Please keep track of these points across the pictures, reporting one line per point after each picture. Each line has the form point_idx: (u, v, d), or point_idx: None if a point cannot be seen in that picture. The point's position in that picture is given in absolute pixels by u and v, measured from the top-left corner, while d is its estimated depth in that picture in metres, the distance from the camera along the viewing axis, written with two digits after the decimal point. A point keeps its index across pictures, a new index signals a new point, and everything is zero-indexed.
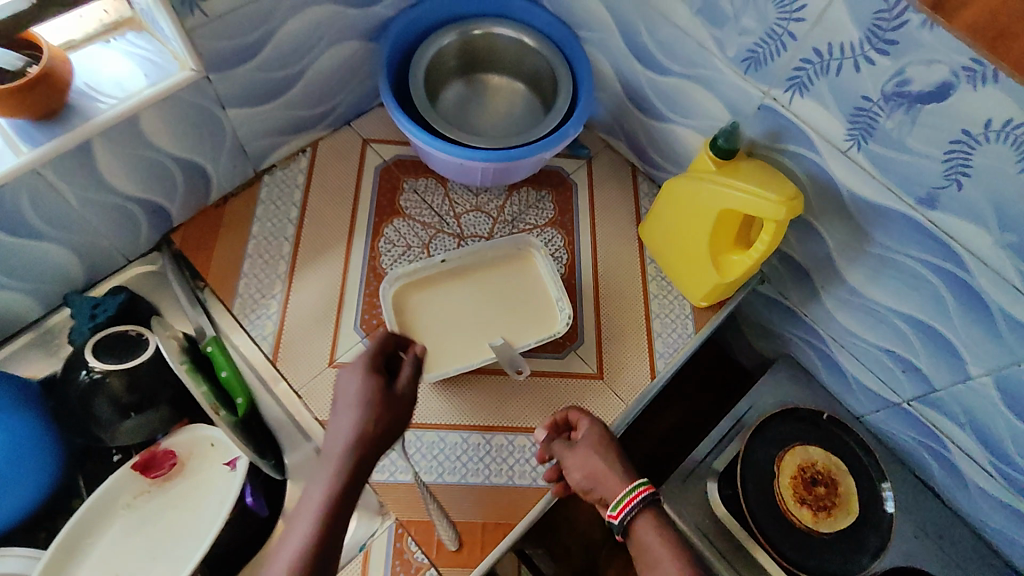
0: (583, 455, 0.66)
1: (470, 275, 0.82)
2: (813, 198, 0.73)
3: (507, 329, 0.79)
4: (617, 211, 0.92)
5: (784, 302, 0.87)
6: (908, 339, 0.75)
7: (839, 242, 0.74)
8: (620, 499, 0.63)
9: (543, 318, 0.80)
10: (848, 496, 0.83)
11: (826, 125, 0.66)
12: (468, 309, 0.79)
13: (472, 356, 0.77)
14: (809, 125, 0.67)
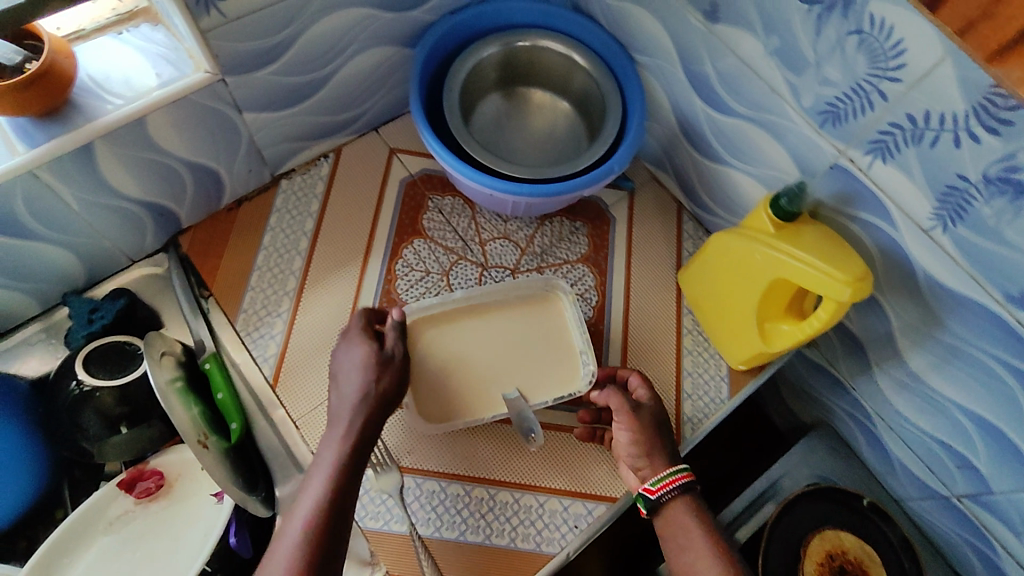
0: (640, 421, 0.65)
1: (492, 313, 0.75)
2: (879, 272, 0.64)
3: (523, 379, 0.72)
4: (657, 252, 0.84)
5: (829, 370, 0.80)
6: (969, 436, 0.67)
7: (903, 323, 0.66)
8: (660, 476, 0.63)
9: (565, 372, 0.73)
10: None
11: (908, 199, 0.58)
12: (485, 354, 0.73)
13: (481, 410, 0.71)
14: (888, 196, 0.59)
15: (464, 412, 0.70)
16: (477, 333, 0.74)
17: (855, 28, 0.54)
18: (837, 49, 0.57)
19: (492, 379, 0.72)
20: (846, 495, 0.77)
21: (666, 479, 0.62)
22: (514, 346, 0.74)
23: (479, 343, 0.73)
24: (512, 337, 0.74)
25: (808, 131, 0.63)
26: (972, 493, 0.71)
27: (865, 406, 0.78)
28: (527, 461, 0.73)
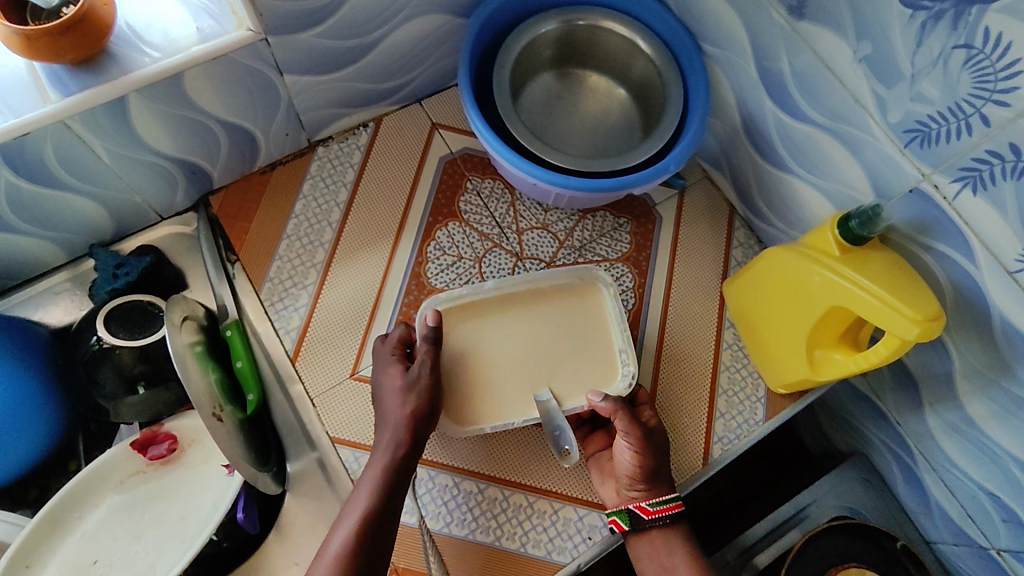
0: (652, 444, 0.64)
1: (527, 304, 0.72)
2: (948, 309, 0.59)
3: (557, 380, 0.69)
4: (702, 256, 0.79)
5: (874, 400, 0.75)
6: (1022, 491, 0.62)
7: (967, 365, 0.61)
8: (659, 499, 0.63)
9: (600, 373, 0.70)
10: None
11: (996, 235, 0.52)
12: (518, 350, 0.70)
13: (511, 412, 0.67)
14: (973, 229, 0.54)
15: (491, 412, 0.67)
16: (508, 329, 0.70)
17: (965, 42, 0.49)
18: (939, 63, 0.51)
19: (524, 378, 0.68)
20: (876, 534, 0.73)
21: (664, 505, 0.63)
22: (547, 345, 0.70)
23: (512, 339, 0.70)
24: (547, 336, 0.71)
25: (889, 149, 0.58)
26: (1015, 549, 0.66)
27: (908, 444, 0.73)
28: (543, 465, 0.70)
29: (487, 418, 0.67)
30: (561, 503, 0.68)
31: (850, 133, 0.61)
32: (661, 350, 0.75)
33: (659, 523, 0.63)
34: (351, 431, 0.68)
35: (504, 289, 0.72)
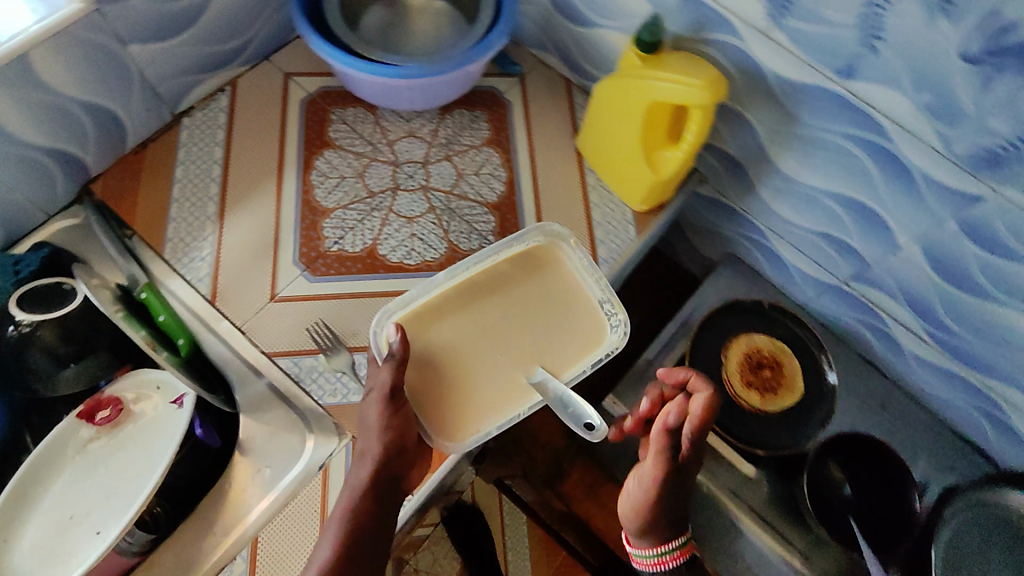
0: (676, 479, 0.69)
1: (492, 295, 0.72)
2: (740, 86, 0.72)
3: (543, 356, 0.70)
4: (554, 124, 0.91)
5: (723, 200, 0.88)
6: (840, 219, 0.76)
7: (768, 129, 0.74)
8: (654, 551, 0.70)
9: (592, 329, 0.71)
10: (792, 376, 0.85)
11: (743, 7, 0.65)
12: (494, 348, 0.69)
13: (512, 403, 0.67)
14: (729, 10, 0.67)
15: (491, 410, 0.67)
16: (466, 328, 0.70)
17: None
18: None
19: (514, 371, 0.68)
20: (749, 302, 0.89)
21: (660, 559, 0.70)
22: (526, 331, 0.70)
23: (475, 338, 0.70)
24: (522, 320, 0.71)
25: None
26: (852, 275, 0.81)
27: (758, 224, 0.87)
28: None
29: (490, 418, 0.66)
30: None
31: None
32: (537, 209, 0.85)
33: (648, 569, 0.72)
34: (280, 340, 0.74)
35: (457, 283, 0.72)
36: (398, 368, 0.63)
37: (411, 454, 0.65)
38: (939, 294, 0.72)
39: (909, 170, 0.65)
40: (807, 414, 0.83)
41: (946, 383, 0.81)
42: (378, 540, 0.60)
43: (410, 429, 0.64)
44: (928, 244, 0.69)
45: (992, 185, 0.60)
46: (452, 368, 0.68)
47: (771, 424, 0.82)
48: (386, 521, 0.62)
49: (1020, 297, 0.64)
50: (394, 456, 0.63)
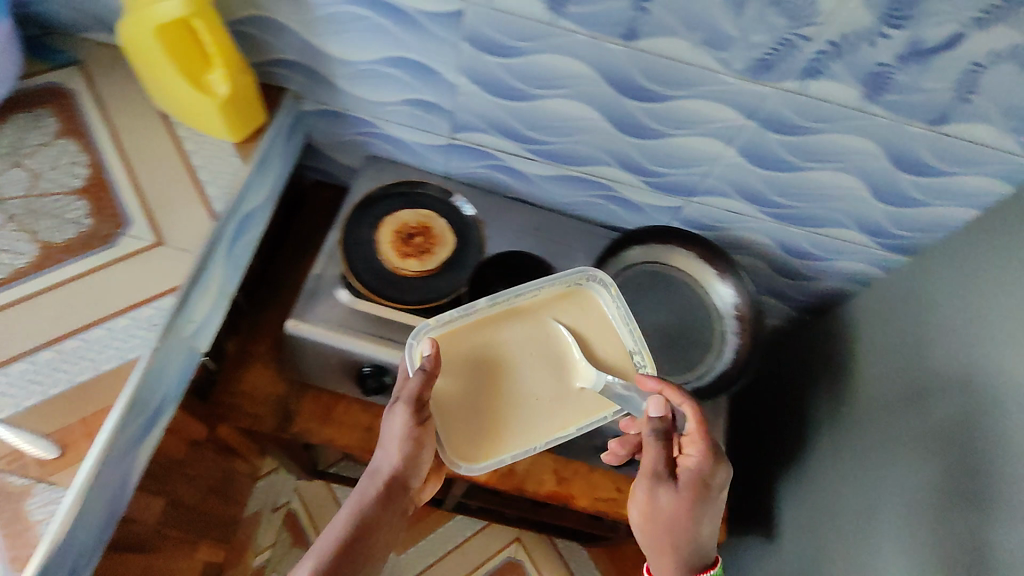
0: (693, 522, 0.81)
1: (540, 316, 0.84)
2: (563, 74, 0.80)
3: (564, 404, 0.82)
4: (429, 144, 1.00)
5: (597, 163, 0.96)
6: (687, 143, 0.87)
7: (600, 100, 0.82)
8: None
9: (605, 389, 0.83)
10: (686, 315, 0.98)
11: (528, 9, 0.72)
12: (547, 400, 0.81)
13: (558, 429, 0.81)
14: (516, 14, 0.73)
15: (512, 444, 0.80)
16: (537, 378, 0.82)
17: None
18: None
19: (560, 428, 0.81)
20: (633, 233, 0.97)
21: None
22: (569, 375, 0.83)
23: (539, 371, 0.82)
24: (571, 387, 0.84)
25: (444, 8, 0.74)
26: (700, 193, 0.97)
27: (629, 168, 0.95)
28: (386, 332, 0.91)
29: (508, 449, 0.80)
30: None
31: (422, 16, 0.76)
32: (430, 226, 0.95)
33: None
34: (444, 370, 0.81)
35: (494, 308, 0.83)
36: (657, 440, 0.75)
37: (420, 468, 0.79)
38: (762, 181, 0.90)
39: (723, 94, 0.77)
40: (710, 335, 0.97)
41: (782, 245, 1.04)
42: (377, 537, 0.75)
43: (423, 445, 0.78)
44: (742, 145, 0.84)
45: (775, 82, 0.73)
46: (518, 410, 0.80)
47: (679, 355, 0.95)
48: (389, 524, 0.76)
49: (826, 158, 0.83)
50: (408, 468, 0.78)
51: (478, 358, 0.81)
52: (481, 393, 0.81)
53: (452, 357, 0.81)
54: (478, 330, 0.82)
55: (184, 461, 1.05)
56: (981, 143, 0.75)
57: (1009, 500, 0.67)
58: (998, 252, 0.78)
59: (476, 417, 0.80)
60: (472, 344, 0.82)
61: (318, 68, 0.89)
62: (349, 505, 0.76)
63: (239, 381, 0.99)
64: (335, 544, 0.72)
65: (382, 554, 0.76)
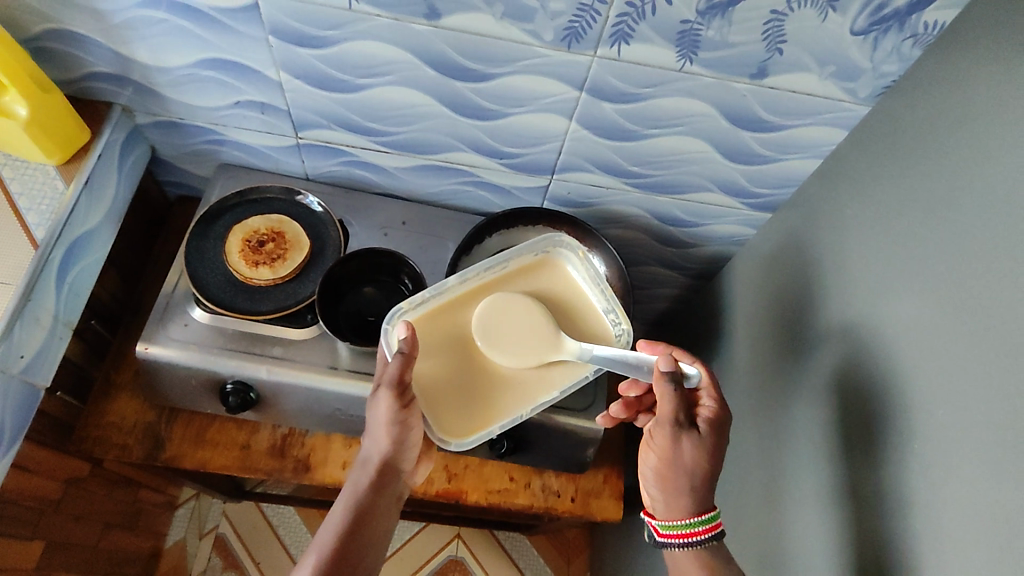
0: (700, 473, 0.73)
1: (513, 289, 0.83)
2: (381, 60, 0.77)
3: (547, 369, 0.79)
4: (280, 147, 0.96)
5: (450, 154, 0.93)
6: (529, 123, 0.85)
7: (428, 84, 0.80)
8: (685, 522, 0.72)
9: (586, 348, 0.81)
10: None
11: None
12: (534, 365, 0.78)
13: (542, 395, 0.78)
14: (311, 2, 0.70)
15: (497, 415, 0.77)
16: (522, 345, 0.78)
17: None
18: None
19: (545, 392, 0.78)
20: (492, 219, 0.96)
21: (689, 530, 0.71)
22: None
23: (522, 338, 0.78)
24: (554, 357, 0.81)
25: (237, 2, 0.71)
26: (560, 170, 0.94)
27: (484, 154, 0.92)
28: (244, 346, 0.88)
29: (495, 420, 0.76)
30: (278, 365, 0.87)
31: (217, 12, 0.73)
32: (282, 231, 0.91)
33: (673, 544, 0.72)
34: (425, 347, 0.78)
35: (468, 285, 0.82)
36: (675, 388, 0.70)
37: (412, 451, 0.77)
38: (615, 154, 0.88)
39: (545, 66, 0.75)
40: None
41: (657, 217, 1.02)
42: (377, 524, 0.73)
43: (412, 428, 0.75)
44: (581, 119, 0.82)
45: (590, 51, 0.72)
46: (502, 382, 0.78)
47: None
48: (385, 508, 0.75)
49: (662, 124, 0.81)
50: (398, 451, 0.75)
51: (453, 334, 0.79)
52: (464, 366, 0.78)
53: (428, 335, 0.79)
54: (451, 308, 0.81)
55: (61, 501, 1.00)
56: (804, 92, 0.74)
57: (867, 448, 0.66)
58: (843, 202, 0.78)
59: (465, 391, 0.78)
60: (446, 322, 0.80)
61: (137, 77, 0.85)
62: (342, 499, 0.73)
63: (102, 412, 0.95)
64: (333, 540, 0.69)
65: (385, 539, 0.74)
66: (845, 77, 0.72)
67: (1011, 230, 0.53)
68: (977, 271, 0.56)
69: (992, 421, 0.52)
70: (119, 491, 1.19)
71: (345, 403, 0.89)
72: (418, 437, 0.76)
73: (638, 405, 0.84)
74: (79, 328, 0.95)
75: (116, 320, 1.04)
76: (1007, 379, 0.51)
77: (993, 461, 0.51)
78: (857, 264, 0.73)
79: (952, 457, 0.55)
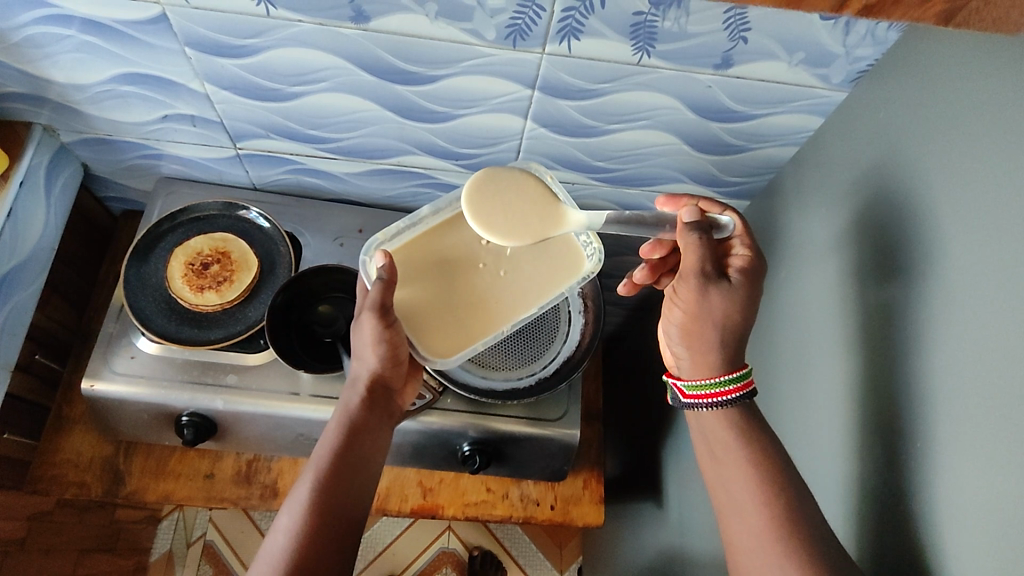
0: (740, 331, 0.67)
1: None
2: (313, 67, 0.70)
3: (535, 279, 0.75)
4: (220, 160, 0.90)
5: (401, 159, 0.87)
6: (483, 124, 0.78)
7: (369, 90, 0.73)
8: (712, 381, 0.67)
9: (570, 259, 0.76)
10: None
11: (233, 5, 0.62)
12: (518, 284, 0.74)
13: (522, 311, 0.74)
14: (222, 10, 0.63)
15: (480, 332, 0.73)
16: (524, 218, 0.66)
17: None
18: None
19: (525, 308, 0.74)
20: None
21: (720, 389, 0.66)
22: (531, 252, 0.76)
23: (527, 212, 0.66)
24: (538, 269, 0.75)
25: (143, 15, 0.64)
26: None
27: (439, 159, 0.86)
28: (196, 376, 0.83)
29: (477, 337, 0.73)
30: (233, 394, 0.83)
31: (124, 26, 0.66)
32: (227, 251, 0.86)
33: (700, 407, 0.67)
34: (406, 279, 0.74)
35: (443, 216, 0.76)
36: (703, 236, 0.63)
37: (402, 370, 0.72)
38: (579, 150, 0.82)
39: (490, 66, 0.68)
40: (557, 322, 0.89)
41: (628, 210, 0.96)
42: (374, 442, 0.68)
43: (400, 346, 0.69)
44: (539, 117, 0.76)
45: (538, 48, 0.65)
46: (484, 300, 0.74)
47: (524, 341, 0.87)
48: (379, 426, 0.69)
49: (624, 118, 0.75)
50: (388, 369, 0.70)
51: (434, 261, 0.75)
52: (446, 293, 0.74)
53: (406, 267, 0.74)
54: (428, 238, 0.75)
55: (26, 538, 0.97)
56: (774, 81, 0.68)
57: (859, 464, 0.63)
58: (824, 197, 0.73)
59: (450, 311, 0.73)
60: (426, 253, 0.75)
61: (53, 96, 0.78)
62: (333, 420, 0.68)
63: (57, 450, 0.90)
64: (329, 458, 0.64)
65: (383, 456, 0.69)
66: (817, 63, 0.66)
67: (1004, 240, 0.49)
68: (968, 284, 0.52)
69: (992, 451, 0.49)
70: (92, 516, 1.16)
71: (309, 428, 0.85)
72: (406, 357, 0.71)
73: (661, 267, 0.82)
74: (23, 364, 0.89)
75: (65, 348, 0.99)
76: (1005, 407, 0.48)
77: (995, 494, 0.48)
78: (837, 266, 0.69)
79: (952, 484, 0.52)
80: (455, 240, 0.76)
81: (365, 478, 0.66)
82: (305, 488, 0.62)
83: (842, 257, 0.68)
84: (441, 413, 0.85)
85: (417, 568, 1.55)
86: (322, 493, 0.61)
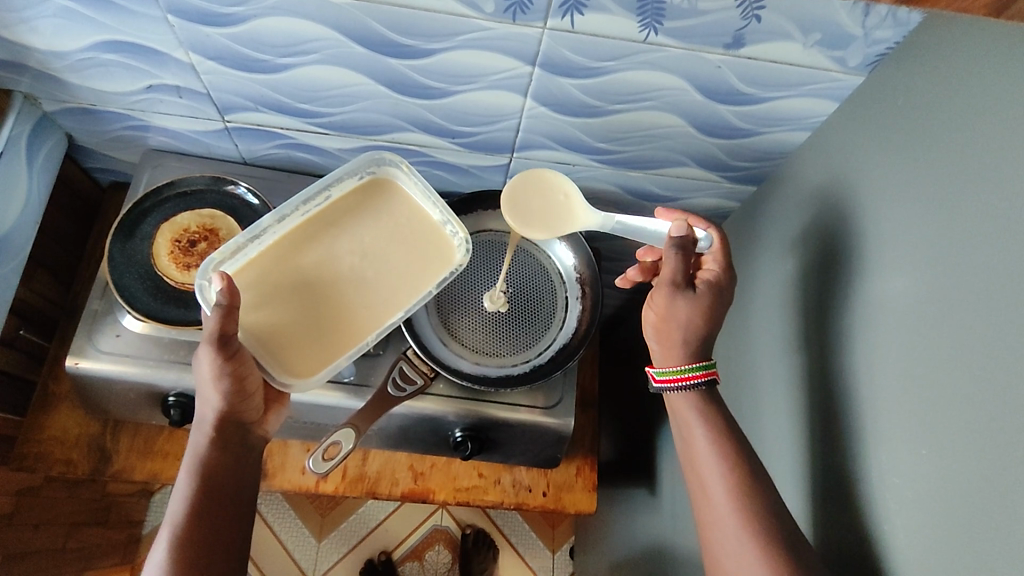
0: (702, 336, 0.68)
1: (342, 228, 0.76)
2: (302, 38, 0.67)
3: (397, 283, 0.74)
4: (208, 133, 0.86)
5: (394, 136, 0.83)
6: (480, 101, 0.75)
7: (360, 63, 0.70)
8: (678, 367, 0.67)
9: (439, 251, 0.76)
10: (534, 286, 0.88)
11: None
12: (377, 290, 0.73)
13: (386, 317, 0.72)
14: None
15: (342, 346, 0.70)
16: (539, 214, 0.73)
17: None
18: None
19: (390, 315, 0.72)
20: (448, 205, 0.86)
21: (683, 374, 0.67)
22: (397, 264, 0.74)
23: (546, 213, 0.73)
24: (396, 277, 0.74)
25: None
26: (520, 148, 0.84)
27: (434, 137, 0.83)
28: (184, 356, 0.81)
29: (340, 353, 0.70)
30: None
31: None
32: (215, 228, 0.84)
33: (668, 390, 0.67)
34: (254, 304, 0.71)
35: (289, 224, 0.75)
36: (681, 252, 0.64)
37: (254, 401, 0.68)
38: (579, 131, 0.79)
39: (489, 41, 0.65)
40: (552, 314, 0.87)
41: (631, 194, 0.93)
42: (234, 485, 0.65)
43: (246, 376, 0.65)
44: (538, 95, 0.73)
45: (540, 23, 0.62)
46: (340, 313, 0.71)
47: (521, 329, 0.86)
48: (238, 462, 0.66)
49: (627, 98, 0.72)
50: (236, 405, 0.66)
51: (290, 280, 0.72)
52: (299, 311, 0.71)
53: (258, 286, 0.72)
54: (282, 256, 0.73)
55: (14, 513, 0.97)
56: (788, 63, 0.65)
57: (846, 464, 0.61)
58: (821, 187, 0.70)
59: (308, 329, 0.71)
60: (278, 272, 0.73)
61: (32, 63, 0.75)
62: (184, 469, 0.64)
63: (42, 427, 0.88)
64: (185, 515, 0.61)
65: (251, 497, 0.66)
66: (833, 44, 0.63)
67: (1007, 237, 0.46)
68: (963, 295, 0.49)
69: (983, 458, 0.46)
70: (83, 490, 1.16)
71: (297, 411, 0.83)
72: (258, 386, 0.67)
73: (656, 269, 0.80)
74: (7, 339, 0.87)
75: (52, 324, 0.97)
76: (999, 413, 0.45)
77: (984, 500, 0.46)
78: (825, 261, 0.66)
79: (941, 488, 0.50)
80: (309, 253, 0.74)
81: (234, 517, 0.63)
82: (160, 554, 0.59)
83: (830, 251, 0.66)
84: (431, 398, 0.83)
85: (409, 545, 1.56)
86: (183, 543, 0.59)
